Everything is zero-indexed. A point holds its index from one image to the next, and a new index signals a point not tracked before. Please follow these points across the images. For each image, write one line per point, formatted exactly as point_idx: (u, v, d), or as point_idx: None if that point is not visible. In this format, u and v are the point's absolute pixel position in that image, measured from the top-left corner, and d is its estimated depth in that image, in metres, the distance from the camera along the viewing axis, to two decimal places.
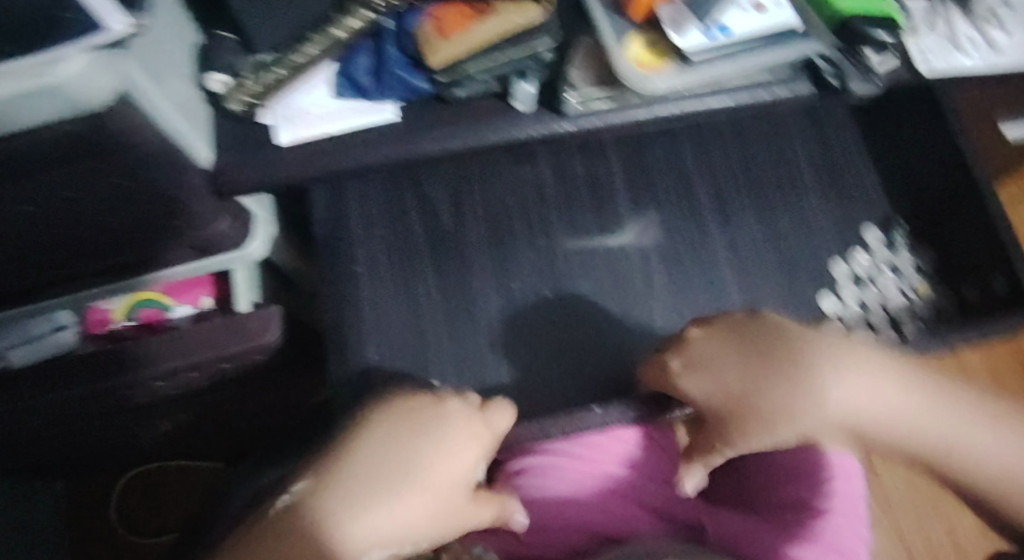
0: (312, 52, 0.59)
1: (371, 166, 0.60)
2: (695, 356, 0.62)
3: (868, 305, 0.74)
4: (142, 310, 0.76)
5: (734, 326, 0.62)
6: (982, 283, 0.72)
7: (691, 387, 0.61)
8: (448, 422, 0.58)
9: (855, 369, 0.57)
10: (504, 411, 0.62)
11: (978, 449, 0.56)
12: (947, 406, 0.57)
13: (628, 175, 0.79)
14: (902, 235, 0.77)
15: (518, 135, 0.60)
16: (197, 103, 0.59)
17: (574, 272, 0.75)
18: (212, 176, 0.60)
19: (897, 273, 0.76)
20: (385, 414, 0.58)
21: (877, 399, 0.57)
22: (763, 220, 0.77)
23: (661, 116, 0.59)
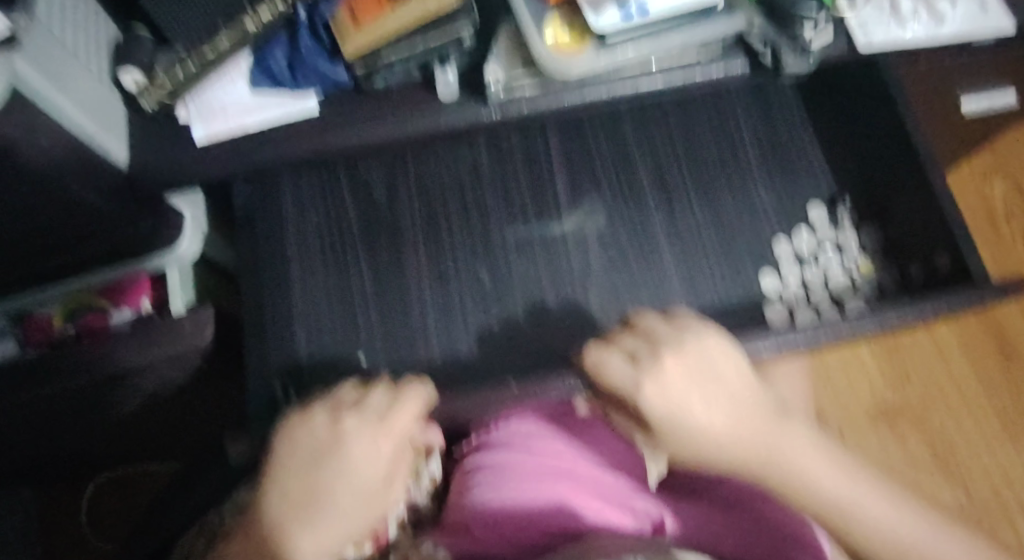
0: (222, 44, 0.56)
1: (292, 160, 0.58)
2: (671, 390, 0.52)
3: (810, 286, 0.73)
4: (83, 315, 0.70)
5: (703, 360, 0.54)
6: (926, 260, 0.71)
7: (661, 419, 0.52)
8: (351, 443, 0.52)
9: (802, 443, 0.52)
10: (416, 401, 0.55)
11: (922, 551, 0.49)
12: (897, 497, 0.52)
13: (568, 156, 0.75)
14: (847, 211, 0.75)
15: (442, 125, 0.58)
16: (110, 102, 0.57)
17: (511, 255, 0.71)
18: (127, 177, 0.58)
19: (840, 251, 0.75)
20: (288, 450, 0.52)
21: (817, 467, 0.51)
22: (705, 200, 0.74)
23: (590, 100, 0.58)
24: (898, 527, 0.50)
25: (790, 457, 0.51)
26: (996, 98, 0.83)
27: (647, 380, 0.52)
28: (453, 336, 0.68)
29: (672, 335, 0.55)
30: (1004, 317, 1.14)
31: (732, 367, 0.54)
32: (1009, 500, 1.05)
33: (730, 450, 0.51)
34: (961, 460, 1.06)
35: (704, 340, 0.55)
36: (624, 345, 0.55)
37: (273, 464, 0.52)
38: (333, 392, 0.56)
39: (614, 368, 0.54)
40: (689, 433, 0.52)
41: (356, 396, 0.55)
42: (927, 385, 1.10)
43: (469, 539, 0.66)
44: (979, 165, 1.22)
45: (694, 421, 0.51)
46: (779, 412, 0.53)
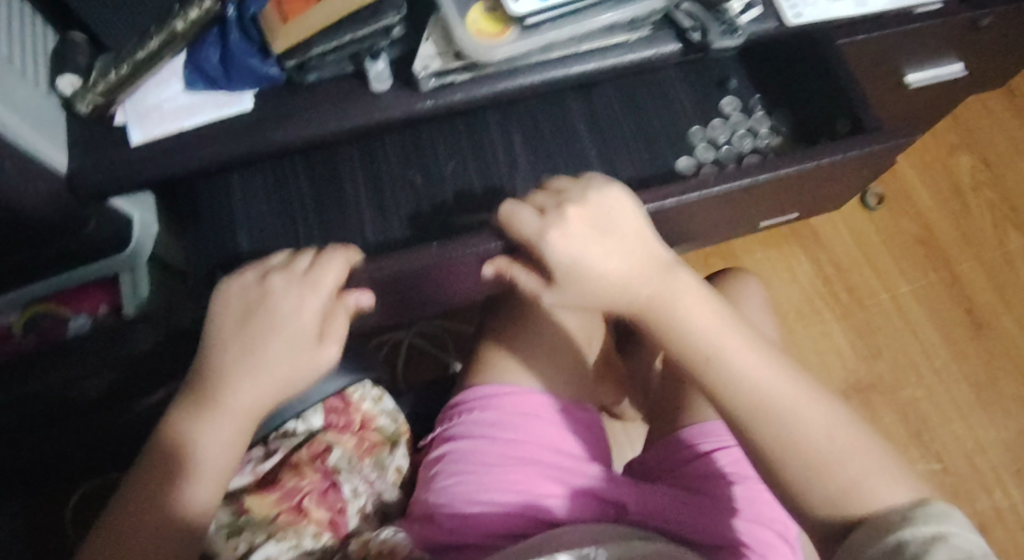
0: (153, 46, 0.57)
1: (231, 155, 0.59)
2: (575, 239, 0.55)
3: (720, 155, 0.80)
4: (39, 324, 0.70)
5: (603, 207, 0.57)
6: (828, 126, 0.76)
7: (559, 262, 0.55)
8: (279, 302, 0.56)
9: (683, 292, 0.56)
10: (341, 263, 0.58)
11: (767, 392, 0.53)
12: (759, 345, 0.55)
13: (517, 147, 0.82)
14: (759, 102, 0.84)
15: (379, 117, 0.59)
16: (47, 107, 0.57)
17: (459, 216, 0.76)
18: (70, 180, 0.58)
19: (752, 132, 0.82)
20: (229, 310, 0.57)
21: (708, 325, 0.55)
22: (640, 163, 0.81)
23: (521, 85, 0.59)
24: (751, 372, 0.54)
25: (678, 303, 0.56)
26: (942, 70, 0.83)
27: (551, 226, 0.55)
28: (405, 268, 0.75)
29: (577, 190, 0.58)
30: (971, 289, 1.15)
31: (630, 220, 0.57)
32: (983, 469, 1.06)
33: (616, 289, 0.56)
34: (933, 431, 1.08)
35: (608, 195, 0.57)
36: (538, 199, 0.58)
37: (212, 329, 0.57)
38: (271, 256, 0.60)
39: (524, 217, 0.56)
40: (577, 276, 0.55)
41: (286, 261, 0.59)
42: (896, 358, 1.11)
43: (433, 528, 0.66)
44: (943, 139, 1.24)
45: (590, 265, 0.55)
46: (662, 259, 0.57)
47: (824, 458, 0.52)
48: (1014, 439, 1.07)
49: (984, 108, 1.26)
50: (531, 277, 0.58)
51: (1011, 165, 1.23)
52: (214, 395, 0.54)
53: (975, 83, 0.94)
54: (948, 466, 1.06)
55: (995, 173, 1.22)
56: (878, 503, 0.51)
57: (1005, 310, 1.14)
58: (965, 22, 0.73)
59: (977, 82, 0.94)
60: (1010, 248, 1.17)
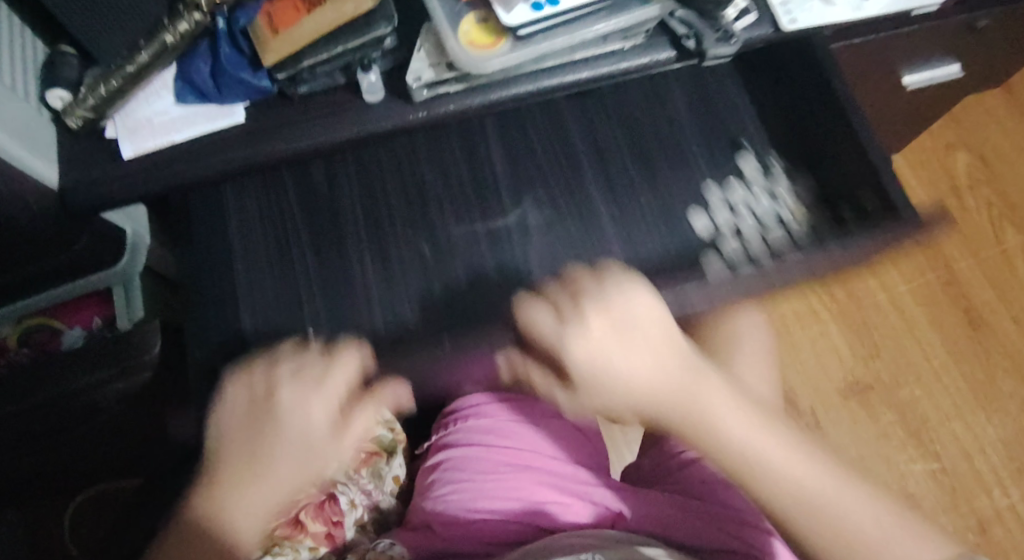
0: (143, 59, 0.57)
1: (221, 169, 0.59)
2: (594, 343, 0.54)
3: (743, 227, 0.68)
4: (35, 338, 0.70)
5: (625, 312, 0.55)
6: (853, 200, 0.68)
7: (583, 368, 0.54)
8: (295, 405, 0.56)
9: (713, 391, 0.54)
10: (352, 364, 0.58)
11: (803, 492, 0.53)
12: (795, 446, 0.54)
13: (506, 147, 0.74)
14: (778, 161, 0.73)
15: (370, 129, 0.59)
16: (37, 123, 0.56)
17: (456, 236, 0.70)
18: (60, 196, 0.57)
19: (773, 197, 0.71)
20: (241, 409, 0.56)
21: (744, 427, 0.54)
22: (643, 170, 0.72)
23: (515, 95, 0.59)
24: (790, 470, 0.53)
25: (713, 405, 0.54)
26: (939, 71, 0.82)
27: (570, 332, 0.54)
28: (395, 300, 0.67)
29: (595, 287, 0.57)
30: (969, 289, 1.15)
31: (656, 321, 0.55)
32: (982, 469, 1.06)
33: (640, 394, 0.54)
34: (931, 431, 1.07)
35: (626, 292, 0.56)
36: (553, 297, 0.57)
37: (223, 428, 0.56)
38: (280, 357, 0.58)
39: (540, 322, 0.56)
40: (600, 380, 0.54)
41: (302, 362, 0.58)
42: (895, 360, 1.11)
43: (431, 535, 0.65)
44: (941, 138, 1.23)
45: (612, 368, 0.54)
46: (692, 361, 0.55)
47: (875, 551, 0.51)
48: (1012, 438, 1.07)
49: (981, 107, 1.26)
50: (540, 371, 0.59)
51: (1008, 163, 1.22)
52: (228, 500, 0.53)
53: (973, 84, 0.94)
54: (947, 467, 1.06)
55: (993, 171, 1.22)
56: None
57: (1003, 309, 1.14)
58: (961, 25, 0.72)
59: (975, 83, 0.94)
60: (1007, 246, 1.17)
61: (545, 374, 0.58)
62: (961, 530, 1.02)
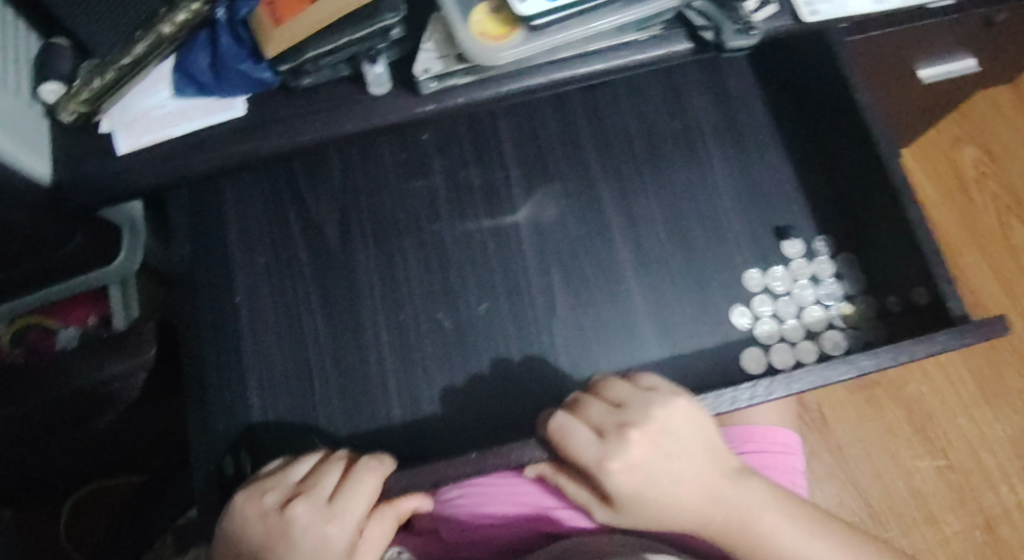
0: (139, 51, 0.54)
1: (222, 165, 0.57)
2: (639, 471, 0.50)
3: (784, 319, 0.62)
4: (28, 337, 0.68)
5: (667, 429, 0.51)
6: (903, 291, 0.60)
7: (627, 493, 0.50)
8: (306, 538, 0.48)
9: (757, 505, 0.52)
10: (371, 483, 0.50)
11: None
12: (847, 550, 0.53)
13: (518, 147, 0.67)
14: (824, 241, 0.65)
15: (376, 121, 0.57)
16: (30, 117, 0.54)
17: (464, 259, 0.63)
18: (53, 193, 0.55)
19: (816, 283, 0.64)
20: (248, 539, 0.49)
21: (794, 539, 0.52)
22: (661, 180, 0.66)
23: (527, 88, 0.57)
24: None
25: (759, 521, 0.52)
26: (954, 65, 0.80)
27: (614, 456, 0.49)
28: (399, 317, 0.62)
29: (638, 402, 0.52)
30: (978, 286, 1.13)
31: (697, 434, 0.52)
32: (990, 466, 1.04)
33: (684, 514, 0.51)
34: (939, 428, 1.06)
35: (671, 407, 0.51)
36: (593, 411, 0.52)
37: (233, 558, 0.50)
38: (287, 468, 0.52)
39: (580, 441, 0.50)
40: (645, 503, 0.50)
41: (311, 477, 0.51)
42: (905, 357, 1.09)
43: (438, 540, 0.63)
44: (948, 133, 1.21)
45: (657, 494, 0.50)
46: (731, 470, 0.53)
47: None
48: (1020, 435, 1.06)
49: (990, 101, 1.23)
50: (580, 489, 0.53)
51: (1016, 158, 1.20)
52: None
53: (987, 78, 0.91)
54: (954, 463, 1.04)
55: (1001, 165, 1.20)
56: None
57: (1011, 306, 1.12)
58: (980, 18, 0.70)
59: (988, 77, 0.92)
60: (1015, 241, 1.15)
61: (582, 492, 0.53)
62: (967, 527, 1.01)
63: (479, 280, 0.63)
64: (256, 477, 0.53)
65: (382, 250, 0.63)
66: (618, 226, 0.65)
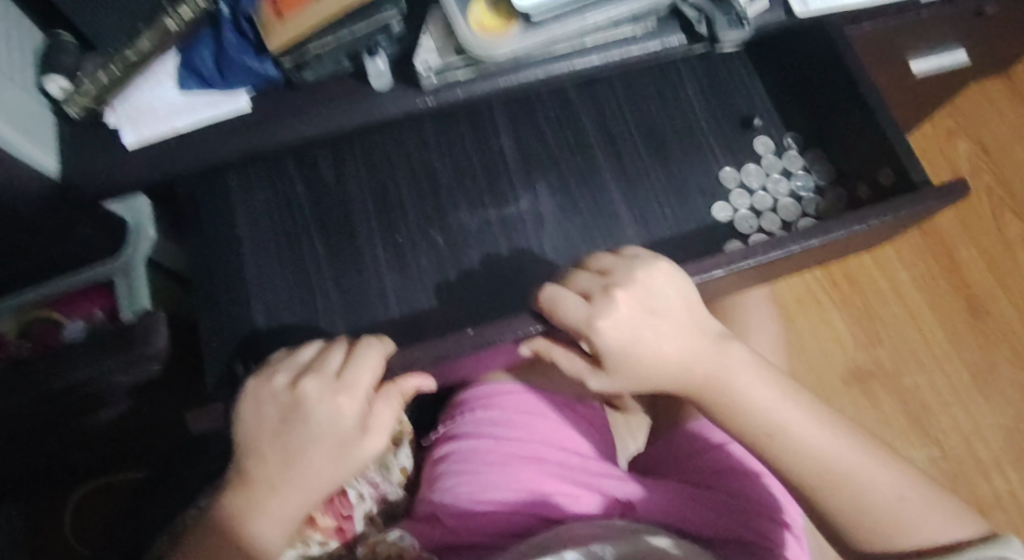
0: (145, 45, 0.55)
1: (229, 156, 0.59)
2: (626, 326, 0.51)
3: (761, 212, 0.69)
4: (35, 330, 0.68)
5: (653, 293, 0.53)
6: (871, 175, 0.65)
7: (616, 353, 0.52)
8: (316, 411, 0.50)
9: (734, 366, 0.54)
10: (375, 358, 0.51)
11: (836, 461, 0.53)
12: (819, 417, 0.55)
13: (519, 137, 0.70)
14: (794, 136, 0.71)
15: (378, 115, 0.58)
16: (36, 110, 0.55)
17: (470, 235, 0.67)
18: (60, 186, 0.56)
19: (788, 176, 0.70)
20: (262, 414, 0.51)
21: (770, 404, 0.54)
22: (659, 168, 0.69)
23: (525, 81, 0.58)
24: (820, 446, 0.53)
25: (734, 383, 0.54)
26: (947, 57, 0.81)
27: (600, 314, 0.51)
28: (411, 295, 0.65)
29: (623, 269, 0.54)
30: (970, 275, 1.14)
31: (681, 299, 0.54)
32: (983, 456, 1.05)
33: (667, 374, 0.53)
34: (933, 418, 1.07)
35: (654, 271, 0.53)
36: (579, 279, 0.53)
37: (246, 431, 0.51)
38: (294, 352, 0.53)
39: (567, 304, 0.51)
40: (634, 363, 0.52)
41: (317, 357, 0.52)
42: (895, 345, 1.10)
43: (439, 528, 0.63)
44: (942, 125, 1.22)
45: (641, 349, 0.52)
46: (712, 335, 0.55)
47: (893, 511, 0.53)
48: (1011, 423, 1.07)
49: (985, 95, 1.25)
50: (572, 359, 0.55)
51: (1009, 151, 1.22)
52: (265, 496, 0.51)
53: (979, 68, 0.92)
54: (948, 452, 1.05)
55: (994, 159, 1.21)
56: (940, 537, 0.53)
57: (1004, 296, 1.13)
58: (970, 10, 0.71)
59: (980, 68, 0.93)
60: (1007, 232, 1.17)
61: (575, 361, 0.54)
62: None
63: (481, 249, 0.67)
64: (265, 363, 0.53)
65: None
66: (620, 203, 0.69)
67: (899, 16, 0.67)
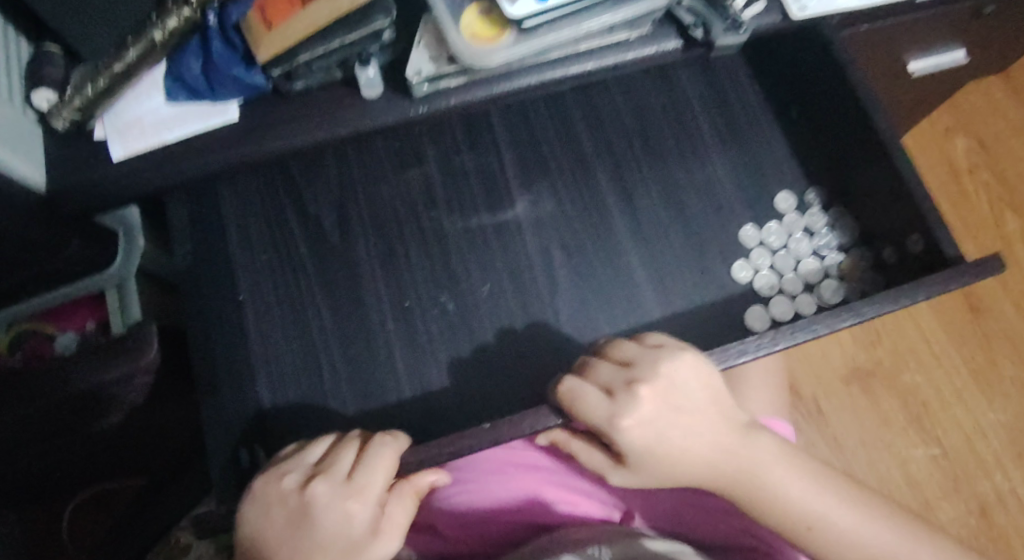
0: (131, 57, 0.54)
1: (220, 167, 0.57)
2: (650, 427, 0.50)
3: (782, 273, 0.65)
4: (27, 343, 0.68)
5: (677, 388, 0.51)
6: (898, 240, 0.63)
7: (639, 450, 0.50)
8: (324, 514, 0.48)
9: (765, 457, 0.53)
10: (385, 461, 0.49)
11: (874, 549, 0.53)
12: (857, 506, 0.54)
13: (516, 147, 0.67)
14: (817, 192, 0.68)
15: (371, 123, 0.57)
16: (21, 123, 0.54)
17: (464, 252, 0.64)
18: (47, 200, 0.55)
19: (811, 235, 0.67)
20: (271, 517, 0.49)
21: (807, 492, 0.53)
22: (660, 174, 0.67)
23: (520, 88, 0.58)
24: (854, 532, 0.53)
25: (763, 467, 0.53)
26: (944, 57, 0.80)
27: (624, 415, 0.50)
28: (413, 318, 0.62)
29: (646, 360, 0.52)
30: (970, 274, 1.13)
31: (706, 392, 0.52)
32: (984, 453, 1.05)
33: (694, 468, 0.52)
34: (935, 418, 1.06)
35: (680, 364, 0.52)
36: (598, 371, 0.52)
37: (256, 536, 0.49)
38: (304, 450, 0.52)
39: (590, 402, 0.50)
40: (655, 459, 0.51)
41: (328, 457, 0.51)
42: (896, 347, 1.10)
43: (438, 540, 0.63)
44: (940, 123, 1.22)
45: (666, 448, 0.51)
46: (742, 427, 0.54)
47: None
48: (1013, 423, 1.07)
49: (982, 92, 1.24)
50: (593, 453, 0.53)
51: (1007, 149, 1.21)
52: None
53: (977, 69, 0.92)
54: (948, 451, 1.05)
55: (991, 156, 1.20)
56: None
57: (1003, 294, 1.12)
58: (967, 10, 0.71)
59: (978, 68, 0.92)
60: (1006, 230, 1.16)
61: (599, 460, 0.53)
62: (961, 514, 1.02)
63: (480, 266, 0.64)
64: (276, 461, 0.52)
65: (381, 248, 0.64)
66: (619, 218, 0.66)
67: (898, 16, 0.66)
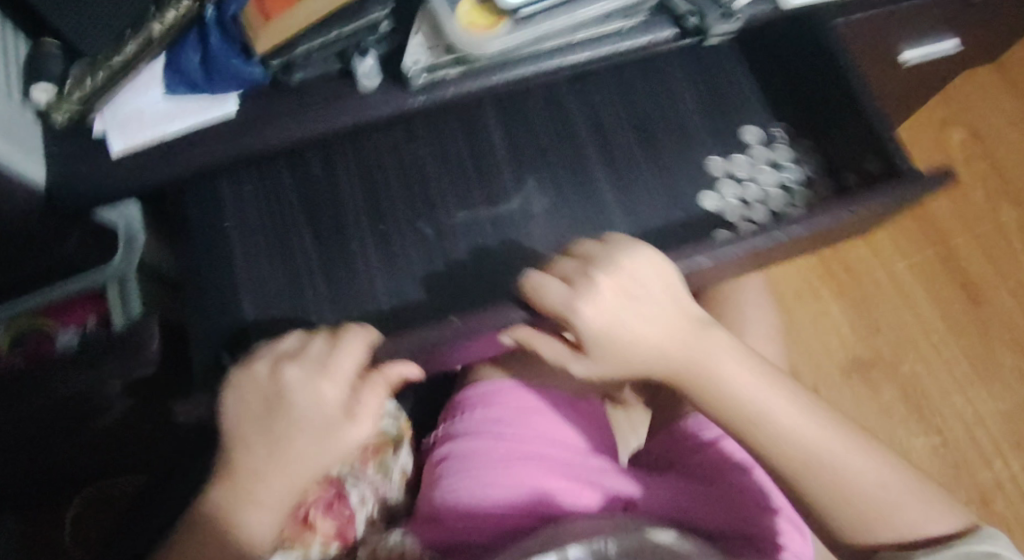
0: (131, 51, 0.55)
1: (217, 163, 0.58)
2: (607, 314, 0.51)
3: (749, 201, 0.67)
4: (29, 337, 0.67)
5: (636, 279, 0.53)
6: (857, 167, 0.64)
7: (596, 335, 0.52)
8: (297, 395, 0.50)
9: (741, 385, 0.54)
10: (358, 344, 0.51)
11: (867, 493, 0.53)
12: (842, 442, 0.54)
13: (511, 140, 0.70)
14: (782, 127, 0.70)
15: (366, 114, 0.58)
16: (21, 118, 0.54)
17: (458, 233, 0.67)
18: (47, 195, 0.56)
19: (777, 167, 0.69)
20: (244, 407, 0.51)
21: (801, 427, 0.53)
22: (652, 164, 0.69)
23: (515, 77, 0.58)
24: (850, 470, 0.53)
25: (754, 406, 0.53)
26: (938, 46, 0.81)
27: (582, 299, 0.51)
28: (407, 307, 0.64)
29: (605, 253, 0.53)
30: (966, 262, 1.14)
31: (665, 284, 0.53)
32: (981, 439, 1.05)
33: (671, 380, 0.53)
34: (933, 406, 1.07)
35: (638, 256, 0.53)
36: (565, 263, 0.53)
37: (230, 425, 0.51)
38: (276, 340, 0.53)
39: (550, 290, 0.51)
40: (615, 346, 0.52)
41: (299, 345, 0.52)
42: (894, 334, 1.10)
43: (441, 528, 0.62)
44: (934, 115, 1.22)
45: (624, 336, 0.52)
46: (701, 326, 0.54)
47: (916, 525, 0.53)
48: (1012, 411, 1.07)
49: (976, 83, 1.24)
50: (553, 344, 0.54)
51: (1003, 139, 1.21)
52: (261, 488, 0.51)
53: (970, 56, 0.92)
54: (948, 440, 1.05)
55: (986, 146, 1.21)
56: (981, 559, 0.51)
57: (1000, 282, 1.13)
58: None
59: (971, 55, 0.93)
60: (1002, 219, 1.16)
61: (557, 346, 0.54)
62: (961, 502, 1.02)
63: (473, 254, 0.66)
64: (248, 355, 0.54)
65: (381, 242, 0.66)
66: (615, 213, 0.67)
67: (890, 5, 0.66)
